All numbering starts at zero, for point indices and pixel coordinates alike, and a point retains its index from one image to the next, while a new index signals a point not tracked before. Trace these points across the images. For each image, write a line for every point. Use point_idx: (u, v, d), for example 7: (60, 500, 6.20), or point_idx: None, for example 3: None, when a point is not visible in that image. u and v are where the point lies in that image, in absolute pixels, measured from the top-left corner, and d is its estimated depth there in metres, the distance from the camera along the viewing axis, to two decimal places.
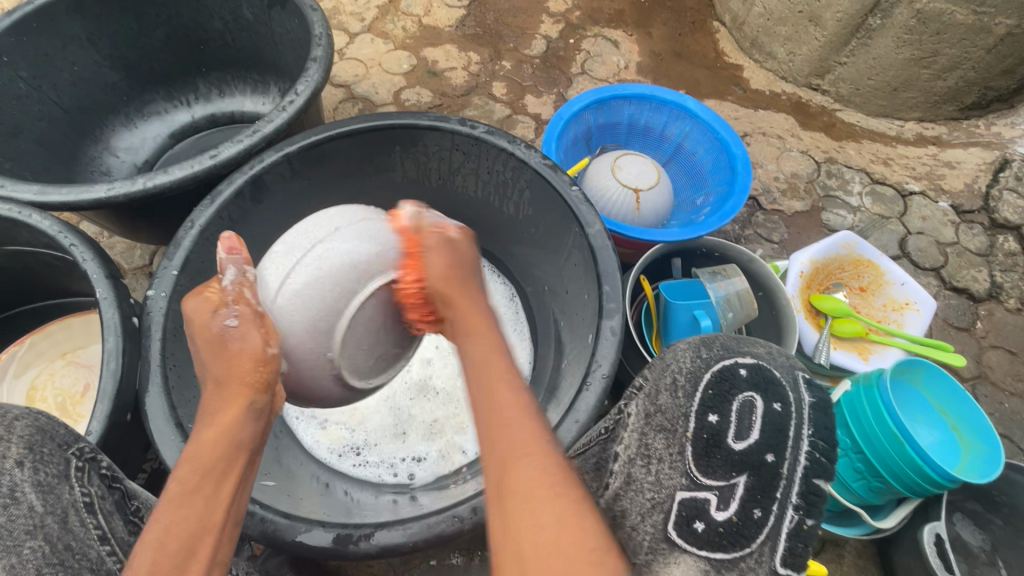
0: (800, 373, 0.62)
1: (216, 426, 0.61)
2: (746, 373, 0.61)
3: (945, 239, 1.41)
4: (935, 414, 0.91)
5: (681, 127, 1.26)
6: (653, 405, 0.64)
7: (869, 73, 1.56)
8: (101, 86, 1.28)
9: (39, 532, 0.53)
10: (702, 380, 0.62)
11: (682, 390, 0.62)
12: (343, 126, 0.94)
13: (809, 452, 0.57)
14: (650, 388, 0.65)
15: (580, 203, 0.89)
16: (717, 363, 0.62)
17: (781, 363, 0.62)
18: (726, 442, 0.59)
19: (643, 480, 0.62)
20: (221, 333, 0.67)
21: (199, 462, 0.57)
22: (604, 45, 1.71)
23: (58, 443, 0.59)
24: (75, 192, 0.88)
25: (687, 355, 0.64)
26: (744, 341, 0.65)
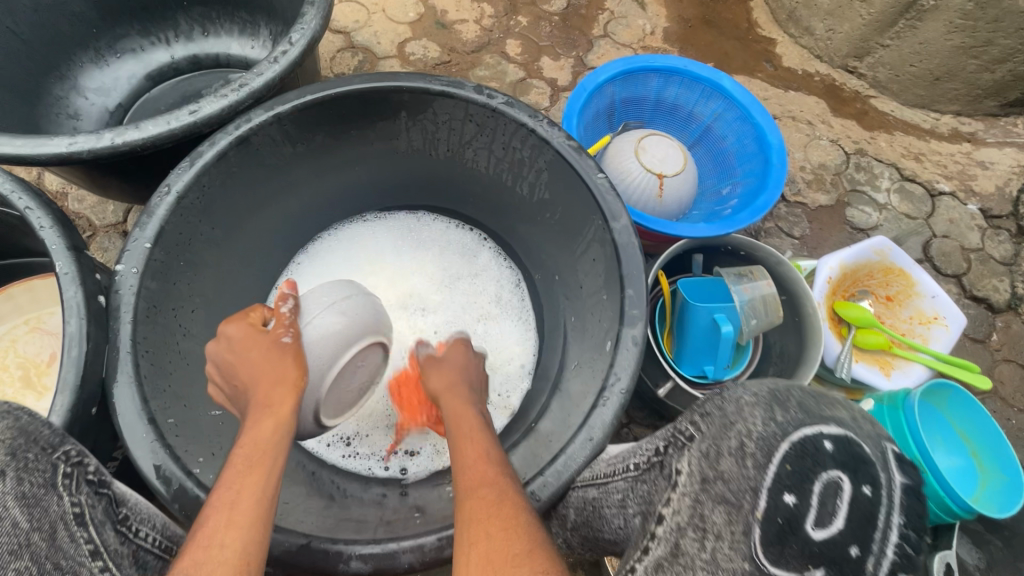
0: (888, 447, 0.53)
1: (272, 416, 0.64)
2: (832, 448, 0.51)
3: (970, 244, 1.35)
4: (956, 439, 0.87)
5: (712, 108, 1.16)
6: (710, 468, 0.53)
7: (912, 59, 1.45)
8: (67, 16, 1.14)
9: (25, 552, 0.46)
10: (778, 451, 0.51)
11: (750, 458, 0.52)
12: (343, 85, 0.82)
13: (900, 545, 0.48)
14: (706, 446, 0.54)
15: (606, 192, 0.80)
16: (796, 431, 0.52)
17: (868, 434, 0.53)
18: (803, 528, 0.49)
19: (694, 557, 0.50)
20: (280, 344, 0.70)
21: (258, 442, 0.61)
22: (630, 6, 1.56)
23: (42, 447, 0.52)
24: (31, 144, 0.77)
25: (757, 415, 0.54)
26: (826, 402, 0.56)
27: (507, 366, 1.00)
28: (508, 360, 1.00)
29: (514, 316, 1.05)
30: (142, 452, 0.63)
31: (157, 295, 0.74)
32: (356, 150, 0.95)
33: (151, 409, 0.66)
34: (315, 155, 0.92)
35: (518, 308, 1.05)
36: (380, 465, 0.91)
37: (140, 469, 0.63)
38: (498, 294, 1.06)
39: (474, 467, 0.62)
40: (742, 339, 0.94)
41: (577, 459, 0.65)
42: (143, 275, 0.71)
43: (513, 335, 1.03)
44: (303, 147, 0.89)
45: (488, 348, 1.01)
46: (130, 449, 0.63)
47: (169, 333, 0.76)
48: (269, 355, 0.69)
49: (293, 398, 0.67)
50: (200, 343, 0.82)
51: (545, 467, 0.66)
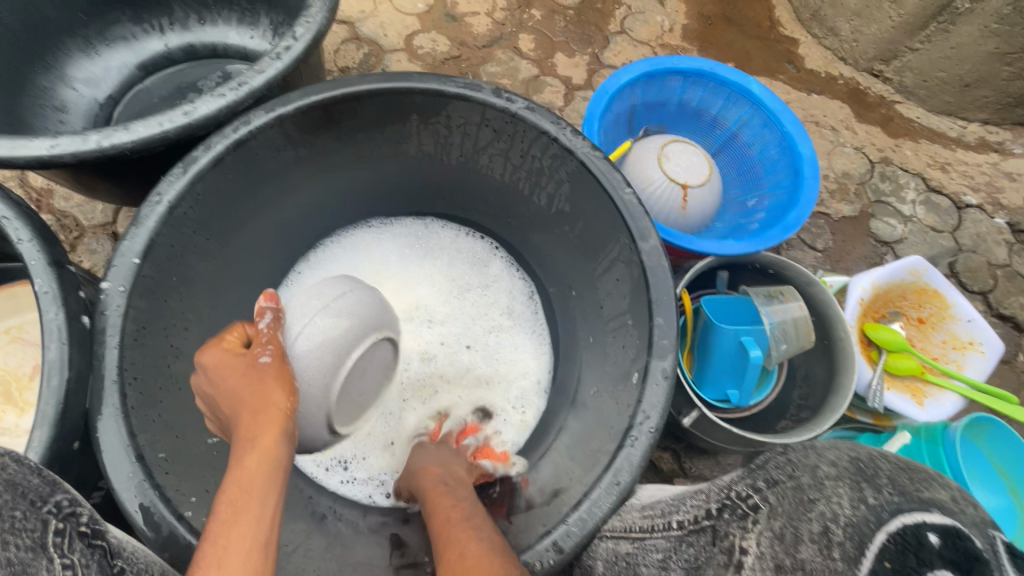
0: (998, 536, 0.34)
1: (256, 450, 0.57)
2: (940, 543, 0.32)
3: (997, 260, 1.31)
4: (994, 475, 0.82)
5: (738, 115, 1.10)
6: (786, 555, 0.38)
7: (942, 64, 1.39)
8: (53, 0, 1.06)
9: None
10: (872, 543, 0.34)
11: (838, 550, 0.35)
12: (351, 86, 0.76)
13: None
14: (780, 524, 0.40)
15: (634, 209, 0.74)
16: (894, 521, 0.34)
17: (974, 524, 0.34)
18: None
19: None
20: (258, 368, 0.63)
21: (244, 483, 0.54)
22: (648, 1, 1.50)
23: (29, 500, 0.43)
24: (10, 145, 0.70)
25: (844, 497, 0.37)
26: (920, 479, 0.37)
27: (521, 380, 0.95)
28: (522, 374, 0.95)
29: (527, 329, 0.99)
30: (129, 494, 0.57)
31: (146, 315, 0.68)
32: (362, 154, 0.88)
33: (139, 443, 0.61)
34: (318, 160, 0.85)
35: (532, 321, 1.00)
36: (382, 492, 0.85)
37: (127, 512, 0.57)
38: (511, 305, 1.00)
39: (445, 530, 0.61)
40: (770, 363, 0.89)
41: (602, 506, 0.60)
42: (130, 294, 0.65)
43: (526, 349, 0.97)
44: (306, 151, 0.82)
45: (501, 361, 0.96)
46: (115, 490, 0.57)
47: (159, 355, 0.70)
48: (247, 382, 0.61)
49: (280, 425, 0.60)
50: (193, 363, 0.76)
51: (568, 513, 0.61)
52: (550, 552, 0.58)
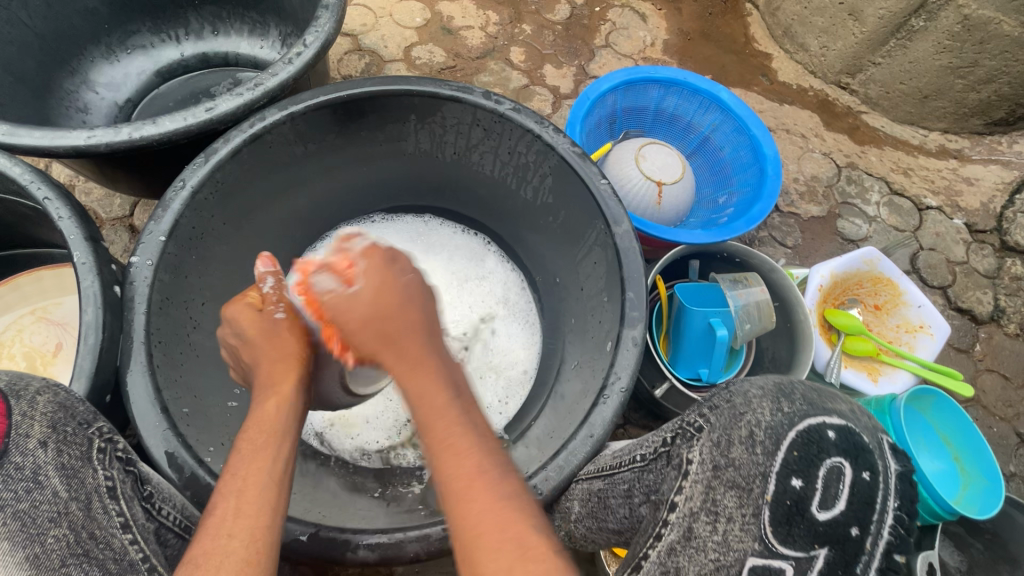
0: (883, 437, 0.54)
1: (276, 397, 0.62)
2: (835, 436, 0.51)
3: (956, 257, 1.40)
4: (939, 443, 0.91)
5: (710, 120, 1.20)
6: (722, 456, 0.52)
7: (902, 77, 1.50)
8: (80, 11, 1.15)
9: (64, 521, 0.48)
10: (786, 438, 0.51)
11: (760, 446, 0.51)
12: (355, 87, 0.85)
13: (894, 527, 0.49)
14: (717, 435, 0.53)
15: (609, 198, 0.83)
16: (803, 422, 0.52)
17: (866, 425, 0.54)
18: (810, 510, 0.49)
19: (706, 540, 0.49)
20: (271, 325, 0.68)
21: (264, 425, 0.59)
22: (631, 17, 1.61)
23: (79, 421, 0.54)
24: (50, 136, 0.78)
25: (765, 406, 0.53)
26: (826, 395, 0.55)
27: (510, 371, 1.02)
28: (511, 365, 1.03)
29: (521, 318, 1.08)
30: (155, 440, 0.64)
31: (170, 287, 0.75)
32: (364, 150, 0.97)
33: (163, 397, 0.68)
34: (325, 155, 0.94)
35: (525, 311, 1.08)
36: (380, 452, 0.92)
37: (152, 456, 0.64)
38: (506, 296, 1.09)
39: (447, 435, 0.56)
40: (737, 343, 0.97)
41: (578, 454, 0.68)
42: (157, 267, 0.72)
43: (518, 340, 1.06)
44: (313, 146, 0.91)
45: (494, 352, 1.04)
46: (141, 436, 0.64)
47: (179, 325, 0.77)
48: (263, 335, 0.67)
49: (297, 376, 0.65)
50: (209, 336, 0.83)
51: (547, 461, 0.68)
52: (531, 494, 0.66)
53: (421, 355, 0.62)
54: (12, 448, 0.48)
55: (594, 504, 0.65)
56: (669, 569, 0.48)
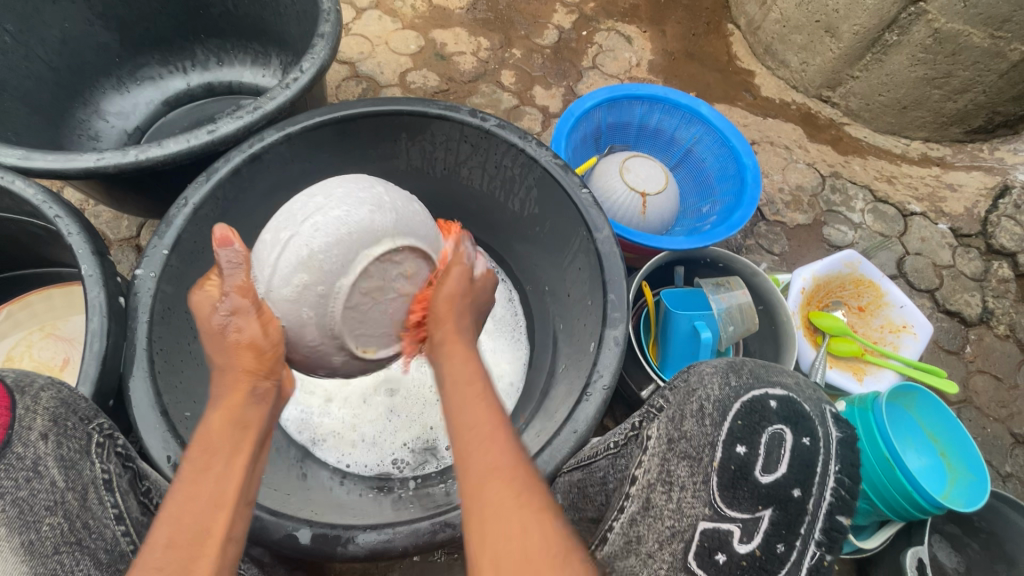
0: (827, 407, 0.56)
1: (222, 408, 0.61)
2: (776, 405, 0.54)
3: (942, 261, 1.42)
4: (925, 439, 0.92)
5: (692, 133, 1.24)
6: (676, 430, 0.57)
7: (881, 89, 1.55)
8: (93, 46, 1.23)
9: (59, 509, 0.51)
10: (731, 409, 0.55)
11: (709, 419, 0.55)
12: (348, 108, 0.90)
13: (835, 488, 0.52)
14: (672, 412, 0.59)
15: (589, 207, 0.87)
16: (747, 393, 0.55)
17: (809, 396, 0.56)
18: (753, 474, 0.52)
19: (663, 507, 0.55)
20: (222, 322, 0.65)
21: (208, 443, 0.57)
22: (617, 40, 1.68)
23: (80, 417, 0.57)
24: (62, 159, 0.84)
25: (715, 382, 0.57)
26: (774, 369, 0.59)
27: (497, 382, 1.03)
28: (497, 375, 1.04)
29: (508, 330, 1.09)
30: (155, 441, 0.67)
31: (172, 298, 0.79)
32: (359, 167, 1.02)
33: (163, 402, 0.72)
34: (320, 173, 0.99)
35: (512, 325, 1.10)
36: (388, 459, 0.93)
37: (151, 456, 0.67)
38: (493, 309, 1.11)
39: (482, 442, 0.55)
40: (722, 345, 1.00)
41: (561, 450, 0.70)
42: (160, 279, 0.77)
43: (505, 352, 1.07)
44: (310, 164, 0.96)
45: None
46: (143, 438, 0.68)
47: (181, 333, 0.81)
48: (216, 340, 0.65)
49: (248, 385, 0.63)
50: None
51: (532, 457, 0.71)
52: None
53: (461, 346, 0.67)
54: (16, 439, 0.50)
55: (576, 495, 0.71)
56: (631, 537, 0.55)
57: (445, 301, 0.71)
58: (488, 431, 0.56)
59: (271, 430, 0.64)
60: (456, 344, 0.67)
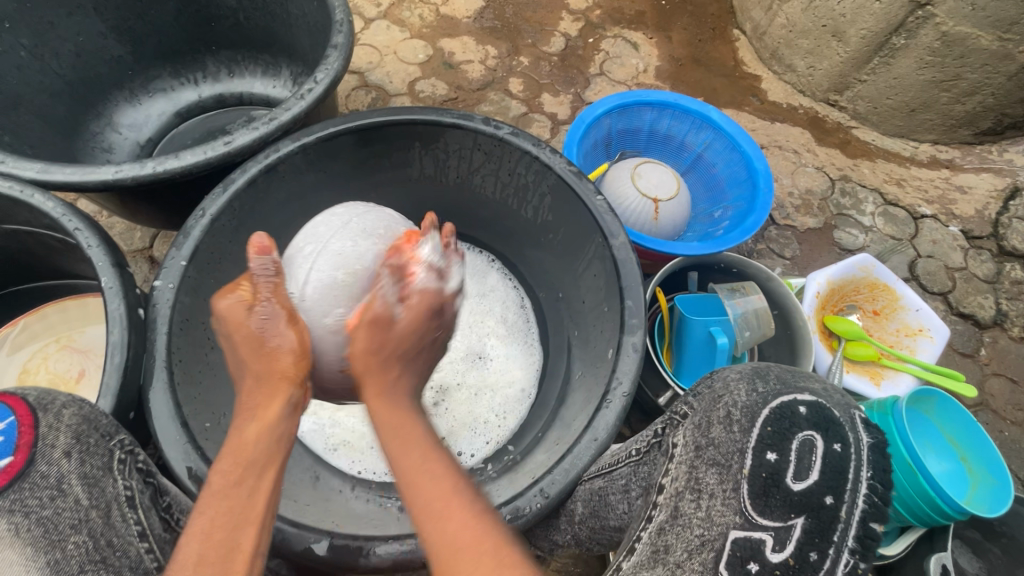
0: (857, 412, 0.55)
1: (259, 421, 0.61)
2: (806, 411, 0.54)
3: (954, 264, 1.42)
4: (945, 444, 0.91)
5: (702, 138, 1.25)
6: (702, 436, 0.57)
7: (888, 93, 1.55)
8: (106, 60, 1.24)
9: (84, 527, 0.51)
10: (759, 416, 0.54)
11: (737, 424, 0.55)
12: (363, 118, 0.91)
13: (868, 496, 0.51)
14: (699, 419, 0.58)
15: (604, 213, 0.87)
16: (775, 399, 0.55)
17: (838, 401, 0.56)
18: (785, 481, 0.52)
19: (692, 515, 0.54)
20: (259, 326, 0.65)
21: (240, 456, 0.57)
22: (624, 46, 1.68)
23: (101, 434, 0.57)
24: (80, 172, 0.84)
25: (741, 388, 0.57)
26: (801, 375, 0.59)
27: (508, 388, 1.03)
28: (509, 382, 1.04)
29: (519, 336, 1.09)
30: (176, 453, 0.67)
31: (190, 309, 0.80)
32: (373, 176, 1.02)
33: (184, 413, 0.72)
34: (334, 183, 0.99)
35: (525, 331, 1.10)
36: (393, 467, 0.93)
37: (173, 468, 0.67)
38: (505, 314, 1.11)
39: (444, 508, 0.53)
40: (737, 350, 0.99)
41: (583, 457, 0.70)
42: (178, 290, 0.77)
43: (517, 358, 1.07)
44: (324, 175, 0.96)
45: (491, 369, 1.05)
46: (165, 451, 0.68)
47: (199, 344, 0.81)
48: (252, 343, 0.65)
49: (288, 393, 0.64)
50: None
51: (553, 466, 0.71)
52: (538, 497, 0.68)
53: (395, 403, 0.62)
54: (38, 457, 0.52)
55: (597, 503, 0.70)
56: (659, 547, 0.53)
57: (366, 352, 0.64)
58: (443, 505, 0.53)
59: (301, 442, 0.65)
60: (385, 407, 0.61)
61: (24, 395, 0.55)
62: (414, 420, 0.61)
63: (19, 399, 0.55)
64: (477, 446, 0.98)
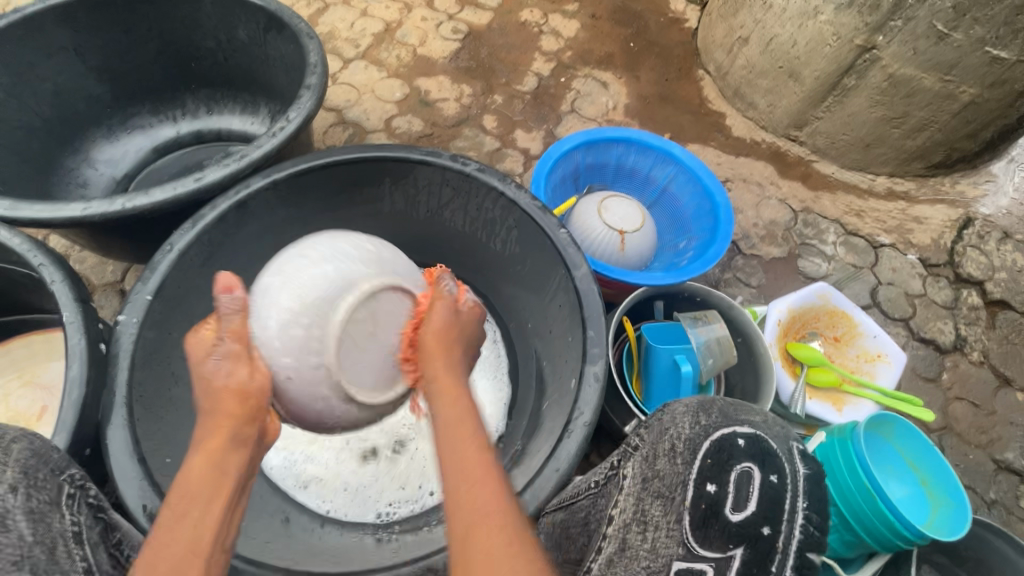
0: (794, 443, 0.57)
1: (204, 453, 0.60)
2: (744, 444, 0.55)
3: (914, 290, 1.47)
4: (905, 468, 0.93)
5: (666, 172, 1.30)
6: (649, 470, 0.56)
7: (843, 129, 1.63)
8: (85, 98, 1.27)
9: (26, 563, 0.48)
10: (701, 447, 0.55)
11: (680, 457, 0.55)
12: (332, 155, 0.93)
13: (804, 526, 0.51)
14: (647, 450, 0.58)
15: (568, 245, 0.90)
16: (716, 431, 0.56)
17: (776, 433, 0.57)
18: (724, 512, 0.52)
19: (639, 548, 0.53)
20: (215, 369, 0.65)
21: (189, 489, 0.57)
22: (594, 85, 1.76)
23: (50, 468, 0.56)
24: (48, 209, 0.85)
25: (686, 421, 0.57)
26: (743, 408, 0.60)
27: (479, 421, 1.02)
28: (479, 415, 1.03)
29: (491, 368, 1.09)
30: (131, 491, 0.67)
31: (154, 343, 0.80)
32: (344, 211, 1.05)
33: (142, 449, 0.71)
34: (304, 219, 1.01)
35: (496, 361, 1.09)
36: (372, 512, 0.91)
37: (127, 507, 0.66)
38: None
39: (472, 453, 0.59)
40: (703, 378, 1.01)
41: (544, 489, 0.71)
42: (142, 325, 0.78)
43: (488, 389, 1.06)
44: (295, 210, 0.98)
45: None
46: (119, 489, 0.67)
47: (162, 379, 0.81)
48: (203, 382, 0.65)
49: (231, 426, 0.62)
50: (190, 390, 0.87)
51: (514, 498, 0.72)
52: None
53: (452, 381, 0.67)
54: None
55: (559, 535, 0.71)
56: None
57: (439, 338, 0.71)
58: (482, 480, 0.57)
59: (255, 472, 0.63)
60: (447, 379, 0.67)
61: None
62: (467, 399, 0.66)
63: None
64: None
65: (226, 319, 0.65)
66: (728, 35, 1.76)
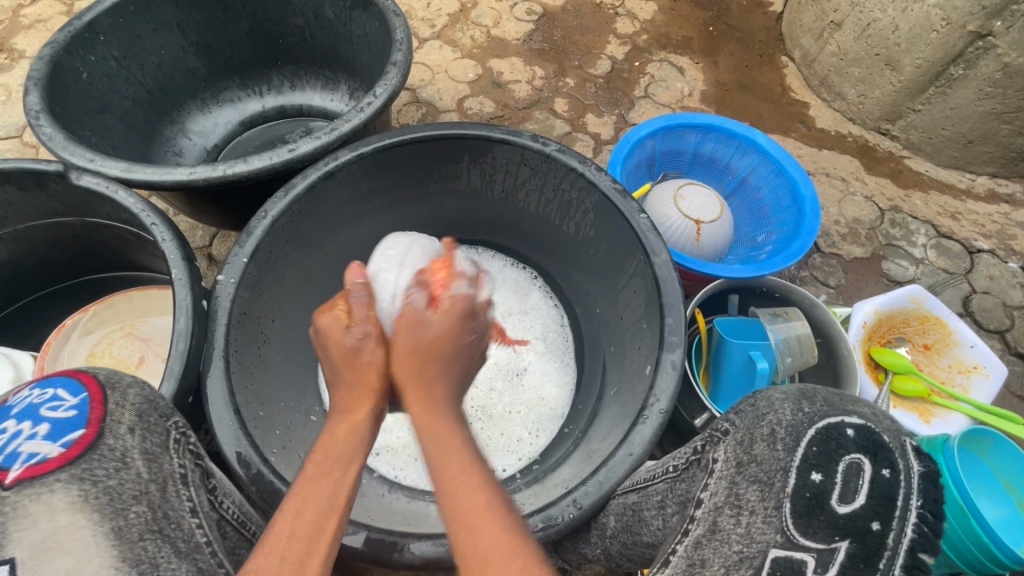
0: (907, 439, 0.54)
1: (347, 421, 0.60)
2: (854, 434, 0.54)
3: (1013, 302, 1.35)
4: (1000, 488, 0.87)
5: (746, 162, 1.25)
6: (744, 453, 0.57)
7: (944, 123, 1.51)
8: (183, 71, 1.34)
9: (144, 498, 0.54)
10: (805, 436, 0.54)
11: (780, 443, 0.55)
12: (416, 131, 0.95)
13: (918, 525, 0.49)
14: (741, 436, 0.58)
15: (648, 231, 0.87)
16: (822, 420, 0.55)
17: (888, 427, 0.55)
18: (830, 503, 0.51)
19: (730, 532, 0.53)
20: (356, 345, 0.64)
21: (330, 448, 0.58)
22: (670, 70, 1.70)
23: (160, 414, 0.61)
24: (159, 172, 0.91)
25: (787, 407, 0.57)
26: (849, 398, 0.58)
27: (541, 407, 1.04)
28: (542, 399, 1.05)
29: (555, 355, 1.11)
30: (227, 437, 0.72)
31: (248, 303, 0.85)
32: (422, 187, 1.07)
33: (236, 401, 0.76)
34: (384, 192, 1.04)
35: (561, 350, 1.11)
36: None
37: (223, 452, 0.71)
38: (545, 333, 1.12)
39: (465, 483, 0.53)
40: (777, 376, 0.97)
41: (617, 471, 0.71)
42: (238, 285, 0.82)
43: (551, 376, 1.08)
44: (378, 183, 1.01)
45: (525, 388, 1.06)
46: (218, 433, 0.72)
47: (252, 337, 0.86)
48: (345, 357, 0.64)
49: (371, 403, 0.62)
50: (276, 350, 0.92)
51: (587, 478, 0.72)
52: (570, 508, 0.69)
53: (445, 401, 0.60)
54: (107, 431, 0.55)
55: (629, 518, 0.71)
56: (694, 561, 0.53)
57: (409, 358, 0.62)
58: (479, 508, 0.51)
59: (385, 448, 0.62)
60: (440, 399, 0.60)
61: (96, 373, 0.60)
62: (458, 423, 0.59)
63: (92, 376, 0.59)
64: (509, 461, 0.98)
65: (359, 300, 0.66)
66: (819, 20, 1.65)
